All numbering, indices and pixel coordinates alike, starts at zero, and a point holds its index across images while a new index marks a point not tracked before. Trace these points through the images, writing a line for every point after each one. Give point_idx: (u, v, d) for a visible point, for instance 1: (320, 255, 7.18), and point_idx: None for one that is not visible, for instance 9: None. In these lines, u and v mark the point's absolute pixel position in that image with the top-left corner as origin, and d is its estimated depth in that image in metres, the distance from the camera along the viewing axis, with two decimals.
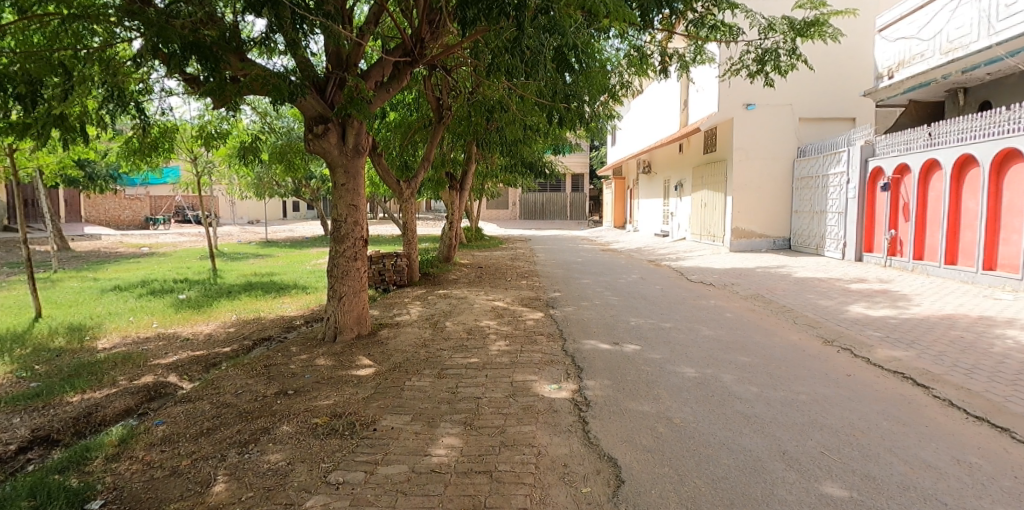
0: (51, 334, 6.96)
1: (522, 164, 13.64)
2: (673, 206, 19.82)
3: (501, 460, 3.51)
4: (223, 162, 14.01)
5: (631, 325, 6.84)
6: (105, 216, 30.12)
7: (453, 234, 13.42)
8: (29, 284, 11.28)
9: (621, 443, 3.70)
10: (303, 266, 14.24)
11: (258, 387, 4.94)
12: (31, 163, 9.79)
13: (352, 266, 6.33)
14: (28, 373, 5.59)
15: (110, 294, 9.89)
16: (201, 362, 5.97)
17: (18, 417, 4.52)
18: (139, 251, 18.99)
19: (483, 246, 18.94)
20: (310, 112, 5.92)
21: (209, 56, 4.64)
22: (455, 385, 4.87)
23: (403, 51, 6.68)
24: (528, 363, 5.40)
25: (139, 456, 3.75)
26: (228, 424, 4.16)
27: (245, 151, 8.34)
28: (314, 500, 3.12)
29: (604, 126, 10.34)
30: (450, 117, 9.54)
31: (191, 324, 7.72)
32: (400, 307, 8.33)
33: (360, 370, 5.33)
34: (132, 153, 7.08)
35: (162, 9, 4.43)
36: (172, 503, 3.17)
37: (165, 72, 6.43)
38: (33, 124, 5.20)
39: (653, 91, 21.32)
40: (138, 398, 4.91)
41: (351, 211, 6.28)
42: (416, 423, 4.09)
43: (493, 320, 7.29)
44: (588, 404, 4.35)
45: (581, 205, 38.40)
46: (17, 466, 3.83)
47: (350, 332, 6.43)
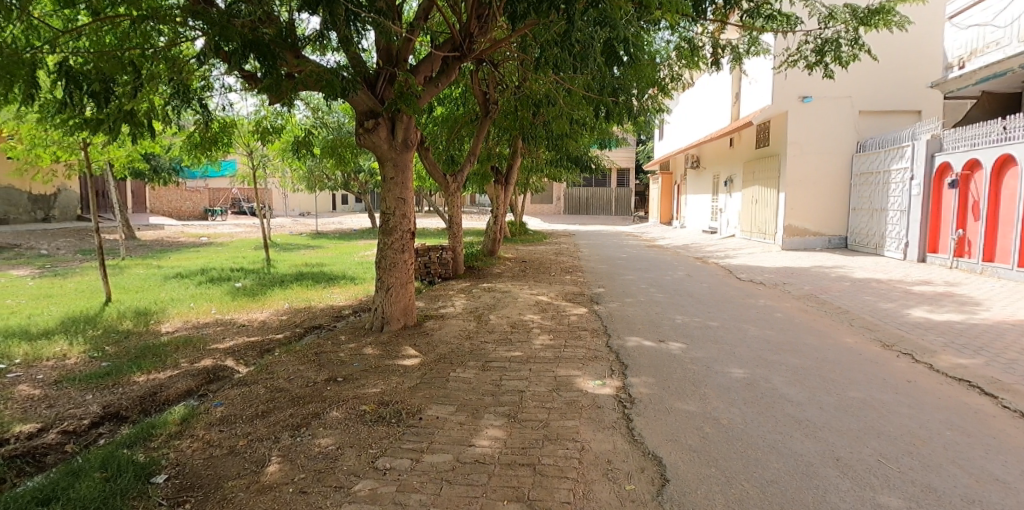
0: (119, 318, 7.37)
1: (568, 157, 13.55)
2: (722, 202, 19.26)
3: (545, 454, 3.52)
4: (276, 155, 14.48)
5: (677, 323, 6.73)
6: (168, 207, 31.71)
7: (498, 228, 13.50)
8: (101, 270, 12.01)
9: (666, 442, 3.66)
10: (352, 258, 14.60)
11: (310, 373, 5.11)
12: (102, 156, 10.32)
13: (399, 258, 6.44)
14: (100, 353, 5.94)
15: (173, 281, 10.41)
16: (255, 347, 6.22)
17: (91, 394, 4.82)
18: (199, 241, 19.93)
19: (527, 240, 18.97)
20: (362, 107, 6.06)
21: (266, 53, 4.78)
22: (499, 378, 4.91)
23: (452, 45, 6.79)
24: (572, 358, 5.40)
25: (199, 435, 3.94)
26: (282, 408, 4.32)
27: (298, 146, 8.58)
28: (363, 484, 3.22)
29: (652, 118, 10.09)
30: (496, 111, 9.52)
31: (246, 312, 8.04)
32: (445, 299, 8.46)
33: (405, 360, 5.45)
34: (193, 147, 7.39)
35: (224, 10, 4.64)
36: (230, 481, 3.31)
37: (225, 70, 6.69)
38: (107, 120, 5.51)
39: (704, 84, 20.79)
40: (198, 380, 5.14)
41: (399, 204, 6.41)
42: (460, 413, 4.15)
43: (537, 315, 7.31)
44: (632, 401, 4.32)
45: (626, 200, 37.88)
46: (90, 439, 4.07)
47: (397, 323, 6.57)
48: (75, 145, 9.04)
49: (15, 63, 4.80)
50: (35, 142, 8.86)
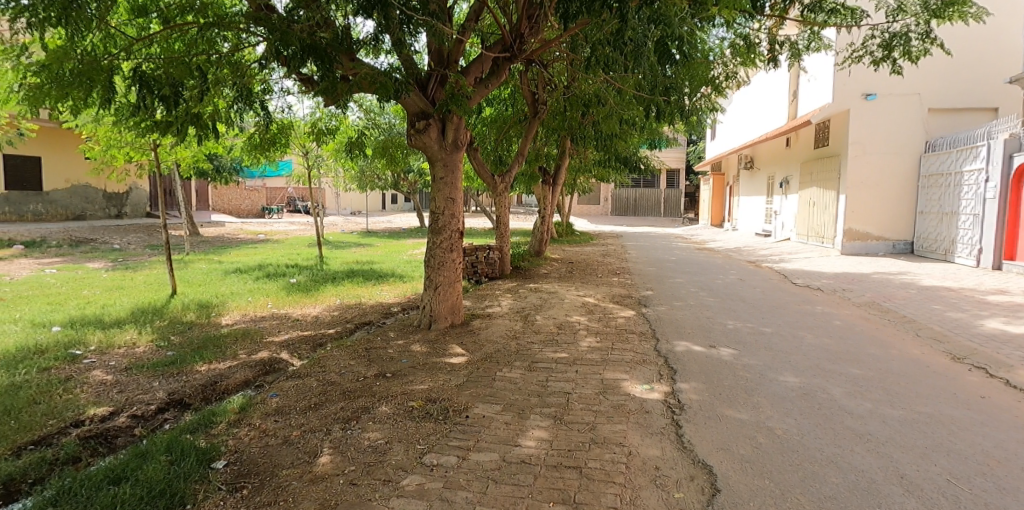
0: (183, 310, 7.73)
1: (617, 157, 13.39)
2: (777, 204, 18.63)
3: (591, 457, 3.49)
4: (330, 156, 14.88)
5: (728, 328, 6.56)
6: (228, 205, 33.04)
7: (545, 228, 13.49)
8: (168, 265, 12.65)
9: (717, 451, 3.57)
10: (401, 256, 14.89)
11: (359, 368, 5.24)
12: (170, 156, 10.86)
13: (448, 257, 6.52)
14: (166, 342, 6.26)
15: (232, 276, 10.84)
16: (308, 341, 6.41)
17: (157, 381, 5.07)
18: (257, 238, 20.70)
19: (574, 241, 18.87)
20: (413, 108, 6.17)
21: (323, 56, 4.94)
22: (545, 379, 4.89)
23: (502, 46, 6.81)
24: (619, 361, 5.33)
25: (256, 424, 4.09)
26: (333, 401, 4.44)
27: (351, 147, 8.80)
28: (410, 479, 3.27)
29: (704, 118, 9.87)
30: (544, 112, 9.50)
31: (300, 306, 8.31)
32: (492, 299, 8.51)
33: (452, 358, 5.50)
34: (253, 148, 7.69)
35: (284, 16, 4.82)
36: (284, 469, 3.43)
37: (283, 74, 6.93)
38: (176, 122, 5.79)
39: (760, 82, 20.16)
40: (255, 371, 5.34)
41: (448, 203, 6.49)
42: (507, 413, 4.16)
43: (583, 316, 7.26)
44: (681, 407, 4.23)
45: (676, 201, 37.18)
46: (156, 424, 4.29)
47: (444, 321, 6.64)
48: (146, 146, 9.55)
49: (96, 70, 5.14)
50: (110, 143, 9.41)
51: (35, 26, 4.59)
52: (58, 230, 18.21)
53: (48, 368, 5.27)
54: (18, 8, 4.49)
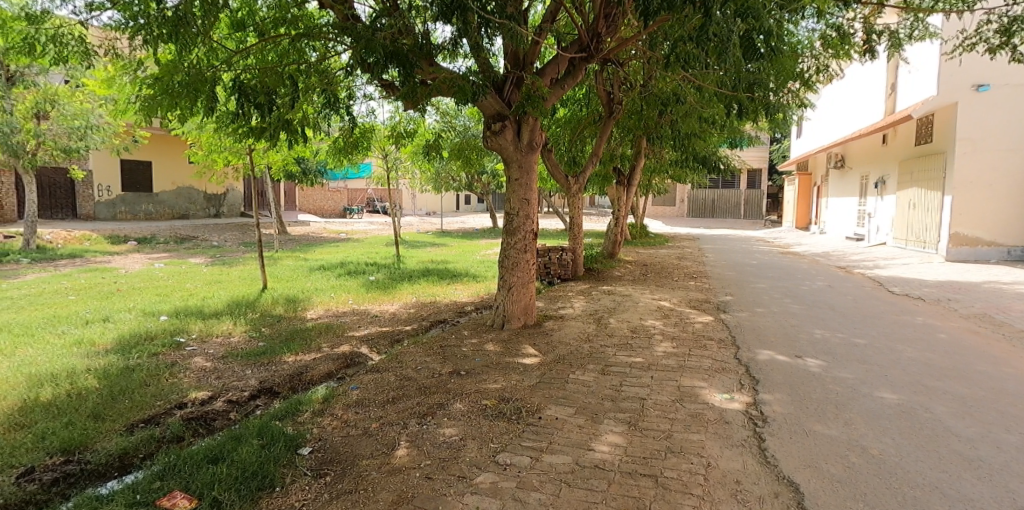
0: (273, 303, 8.22)
1: (695, 158, 12.99)
2: (871, 206, 17.46)
3: (668, 466, 3.41)
4: (408, 158, 15.33)
5: (816, 337, 6.21)
6: (313, 206, 34.73)
7: (619, 230, 13.30)
8: (259, 261, 13.48)
9: (805, 468, 3.39)
10: (474, 256, 15.12)
11: (435, 365, 5.36)
12: (263, 160, 11.54)
13: (521, 257, 6.56)
14: (257, 333, 6.67)
15: (317, 273, 11.40)
16: (386, 337, 6.63)
17: (250, 369, 5.40)
18: (339, 237, 21.66)
19: (648, 243, 18.49)
20: (489, 111, 6.26)
21: (405, 61, 5.11)
22: (619, 383, 4.82)
23: (579, 46, 6.78)
24: (697, 368, 5.17)
25: (338, 415, 4.27)
26: (410, 396, 4.56)
27: (428, 149, 9.02)
28: (484, 477, 3.31)
29: (791, 114, 9.37)
30: (620, 111, 9.32)
31: (379, 303, 8.62)
32: (565, 301, 8.48)
33: (525, 358, 5.52)
34: (337, 151, 8.05)
35: (369, 25, 5.00)
36: (364, 460, 3.55)
37: (366, 80, 7.20)
38: (269, 128, 6.18)
39: (854, 75, 18.93)
40: (338, 364, 5.59)
41: (523, 205, 6.52)
42: (580, 416, 4.13)
43: (659, 320, 7.09)
44: (765, 419, 4.04)
45: (758, 202, 35.62)
46: (249, 409, 4.57)
47: (517, 321, 6.68)
48: (242, 151, 10.20)
49: (201, 81, 5.57)
50: (211, 148, 10.14)
51: (150, 45, 5.03)
52: (165, 227, 19.83)
53: (156, 354, 5.75)
54: (136, 28, 4.93)
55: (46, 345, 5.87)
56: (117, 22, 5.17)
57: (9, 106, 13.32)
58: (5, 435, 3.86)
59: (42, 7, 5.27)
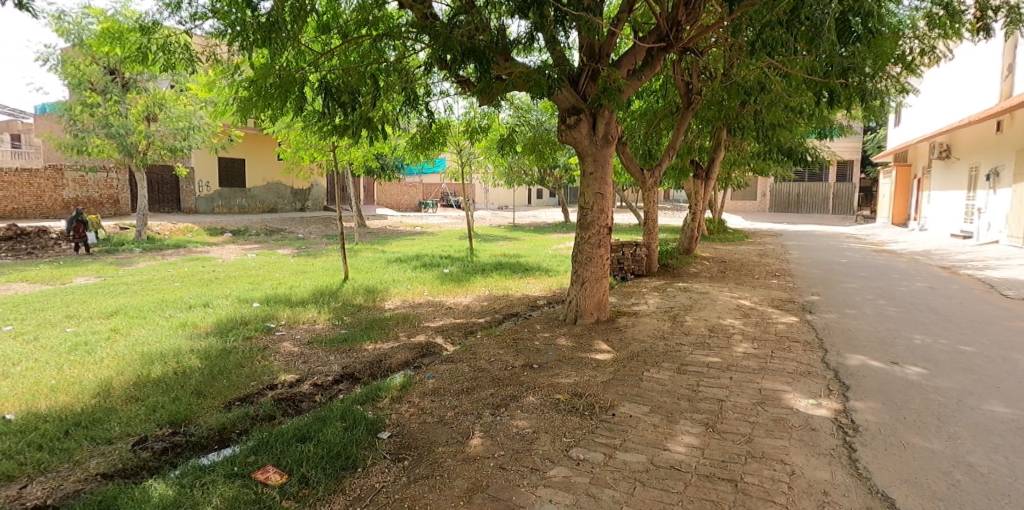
0: (354, 293, 8.58)
1: (779, 149, 12.38)
2: (981, 200, 15.99)
3: (747, 471, 3.29)
4: (481, 154, 15.53)
5: (915, 343, 5.77)
6: (390, 200, 35.86)
7: (696, 225, 12.91)
8: (341, 253, 14.09)
9: (901, 483, 3.17)
10: (546, 250, 15.14)
11: (508, 357, 5.41)
12: (345, 156, 12.05)
13: (595, 252, 6.50)
14: (339, 321, 6.99)
15: (394, 265, 11.78)
16: (460, 328, 6.77)
17: (333, 355, 5.67)
18: (414, 230, 22.24)
19: (726, 239, 17.83)
20: (565, 104, 6.23)
21: (481, 57, 5.17)
22: (696, 383, 4.69)
23: (657, 36, 6.60)
24: (780, 371, 4.94)
25: (415, 402, 4.41)
26: (483, 387, 4.64)
27: (502, 143, 9.08)
28: (556, 471, 3.32)
29: (890, 101, 8.71)
30: (699, 102, 9.00)
31: (453, 295, 8.80)
32: (639, 297, 8.33)
33: (598, 354, 5.47)
34: (415, 147, 8.27)
35: (448, 23, 5.09)
36: (440, 447, 3.65)
37: (443, 76, 7.34)
38: (352, 125, 6.46)
39: (965, 57, 17.34)
40: (414, 353, 5.76)
41: (598, 199, 6.45)
42: (655, 415, 4.06)
43: (738, 319, 6.83)
44: (855, 428, 3.82)
45: (848, 197, 33.47)
46: (332, 393, 4.80)
47: (590, 317, 6.63)
48: (326, 147, 10.70)
49: (291, 82, 5.87)
50: (299, 146, 10.69)
51: (246, 50, 5.35)
52: (256, 220, 21.11)
53: (250, 337, 6.15)
54: (233, 36, 5.25)
55: (155, 326, 6.42)
56: (217, 30, 5.51)
57: (125, 110, 14.58)
58: (123, 406, 4.25)
59: (152, 19, 5.68)
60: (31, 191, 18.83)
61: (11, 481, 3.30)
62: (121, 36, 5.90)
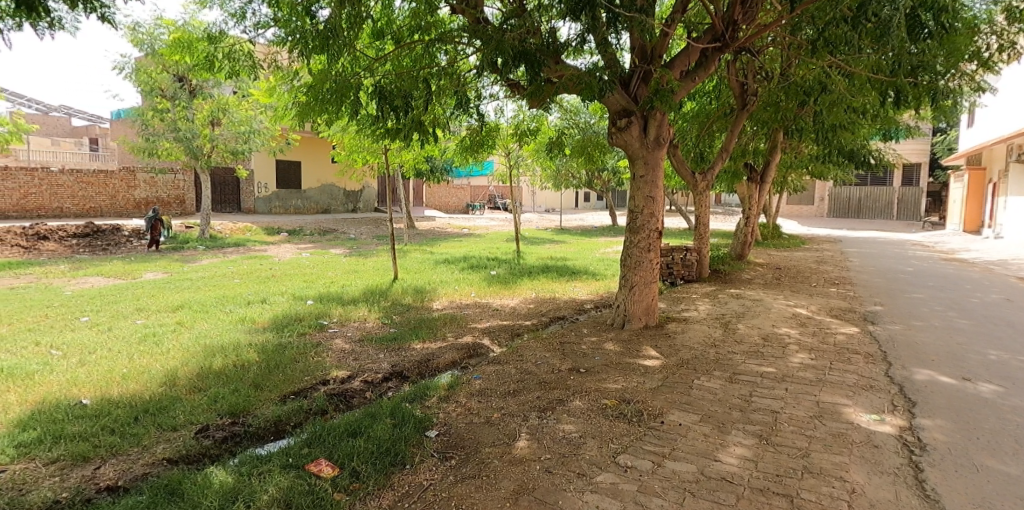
0: (403, 293, 8.73)
1: (839, 152, 11.89)
2: None
3: (804, 487, 3.17)
4: (530, 156, 15.56)
5: (989, 359, 5.43)
6: (438, 202, 36.32)
7: (749, 230, 12.55)
8: (391, 253, 14.36)
9: (973, 507, 2.99)
10: (593, 254, 15.03)
11: (555, 360, 5.39)
12: (396, 159, 12.27)
13: (645, 256, 6.40)
14: (389, 320, 7.13)
15: (442, 266, 11.93)
16: (507, 330, 6.79)
17: (383, 354, 5.78)
18: (462, 232, 22.45)
19: (781, 245, 17.25)
20: (615, 107, 6.16)
21: (532, 61, 5.16)
22: (749, 393, 4.55)
23: (712, 35, 6.46)
24: (839, 384, 4.74)
25: (462, 402, 4.44)
26: (530, 389, 4.63)
27: (551, 146, 9.06)
28: (604, 477, 3.28)
29: (964, 100, 8.23)
30: (754, 103, 8.76)
31: (500, 297, 8.84)
32: (689, 303, 8.16)
33: (647, 360, 5.39)
34: (464, 150, 8.36)
35: (498, 28, 5.12)
36: (486, 448, 3.66)
37: (493, 79, 7.38)
38: (404, 128, 6.50)
39: None
40: (461, 353, 5.81)
41: (648, 202, 6.35)
42: (705, 424, 3.96)
43: (794, 329, 6.59)
44: (922, 447, 3.62)
45: (915, 202, 31.83)
46: (382, 390, 4.89)
47: (638, 322, 6.53)
48: (378, 150, 10.93)
49: (346, 88, 6.02)
50: (352, 148, 10.97)
51: (304, 57, 5.53)
52: (311, 220, 21.74)
53: (304, 333, 6.35)
54: (294, 44, 5.44)
55: (217, 321, 6.71)
56: (279, 38, 5.72)
57: (191, 115, 15.31)
58: (187, 396, 4.44)
59: (218, 29, 5.94)
60: (107, 191, 20.01)
61: (86, 462, 3.50)
62: (190, 45, 6.19)
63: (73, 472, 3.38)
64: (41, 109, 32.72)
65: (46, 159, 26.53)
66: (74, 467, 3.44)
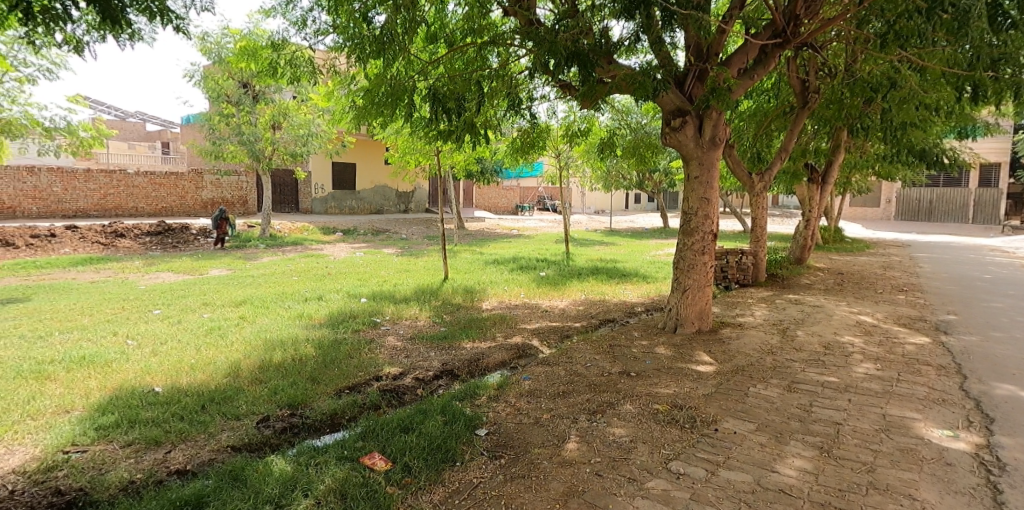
0: (453, 293, 8.83)
1: (909, 151, 11.28)
2: None
3: (869, 503, 3.02)
4: (580, 157, 15.47)
5: None
6: (488, 203, 36.55)
7: (809, 233, 12.09)
8: (441, 253, 14.55)
9: None
10: (645, 256, 14.79)
11: (605, 363, 5.33)
12: (448, 160, 12.43)
13: (699, 259, 6.25)
14: (439, 319, 7.22)
15: (492, 266, 12.00)
16: (556, 331, 6.77)
17: (434, 352, 5.85)
18: (512, 233, 22.49)
19: (844, 249, 16.51)
20: (669, 106, 6.03)
21: (585, 61, 5.11)
22: (809, 403, 4.38)
23: (772, 31, 6.26)
24: (908, 396, 4.50)
25: (511, 402, 4.45)
26: (580, 392, 4.60)
27: (602, 147, 8.96)
28: (655, 483, 3.22)
29: None
30: (816, 101, 8.42)
31: (549, 298, 8.82)
32: (744, 307, 7.92)
33: (700, 365, 5.26)
34: (515, 151, 8.38)
35: (551, 28, 5.11)
36: (536, 448, 3.65)
37: (545, 80, 7.36)
38: (456, 131, 6.56)
39: None
40: (511, 353, 5.83)
41: (702, 204, 6.19)
42: (762, 434, 3.83)
43: (858, 337, 6.30)
44: (1000, 467, 3.40)
45: (993, 204, 29.86)
46: (432, 388, 4.96)
47: (691, 327, 6.39)
48: (430, 151, 11.10)
49: (401, 91, 6.12)
50: (406, 150, 11.18)
51: (362, 62, 5.67)
52: (365, 221, 22.26)
53: (358, 330, 6.51)
54: (352, 49, 5.58)
55: (276, 316, 6.97)
56: (338, 45, 5.89)
57: (254, 119, 15.96)
58: (249, 387, 4.63)
59: (281, 36, 6.17)
60: (176, 191, 21.09)
61: (158, 446, 3.69)
62: (255, 53, 6.45)
63: (147, 455, 3.57)
64: (119, 114, 34.81)
65: (123, 162, 28.21)
66: (147, 450, 3.63)
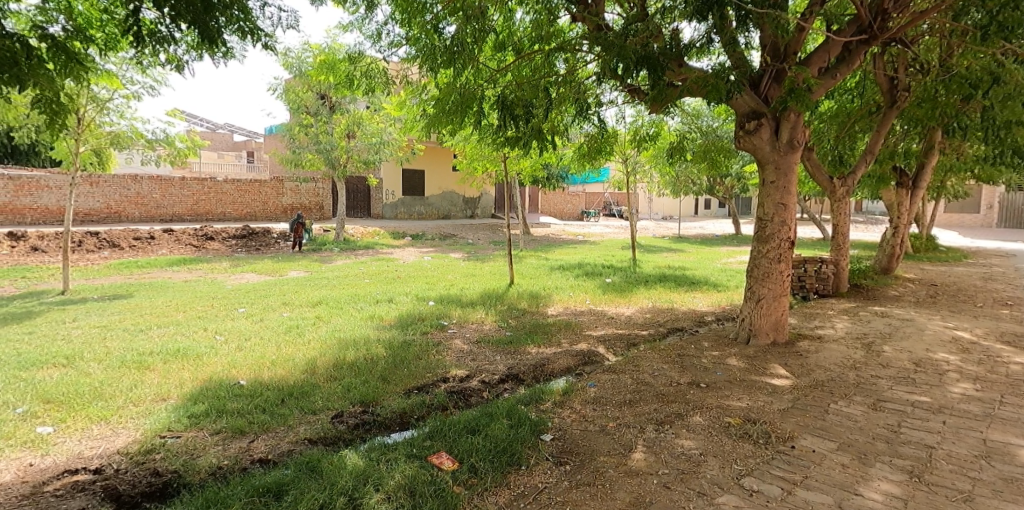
0: (518, 298, 8.87)
1: (1013, 153, 10.38)
2: None
3: None
4: (649, 162, 15.22)
5: None
6: (553, 209, 36.51)
7: (897, 241, 11.33)
8: (507, 259, 14.65)
9: None
10: (715, 264, 14.34)
11: (673, 373, 5.20)
12: (514, 166, 12.53)
13: (774, 267, 5.99)
14: (505, 323, 7.28)
15: (557, 272, 11.98)
16: (623, 339, 6.67)
17: (499, 356, 5.89)
18: (577, 239, 22.35)
19: (937, 259, 15.35)
20: (744, 109, 5.83)
21: (655, 65, 5.02)
22: (896, 423, 4.10)
23: (857, 27, 5.94)
24: (1012, 420, 4.13)
25: (576, 409, 4.41)
26: (647, 401, 4.50)
27: (672, 151, 8.76)
28: (726, 499, 3.11)
29: None
30: (906, 100, 7.89)
31: (615, 305, 8.70)
32: (824, 319, 7.52)
33: (775, 379, 5.04)
34: (582, 157, 8.33)
35: (620, 32, 5.07)
36: (602, 456, 3.61)
37: (613, 85, 7.28)
38: (523, 137, 6.59)
39: None
40: (576, 360, 5.78)
41: (779, 209, 5.94)
42: (844, 454, 3.62)
43: (953, 354, 5.83)
44: None
45: None
46: (498, 391, 4.99)
47: (765, 338, 6.12)
48: (497, 157, 11.22)
49: (470, 99, 6.23)
50: (473, 157, 11.35)
51: (433, 71, 5.82)
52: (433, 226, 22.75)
53: (425, 332, 6.65)
54: (423, 59, 5.75)
55: (349, 317, 7.24)
56: (411, 56, 6.09)
57: (331, 128, 16.68)
58: (324, 383, 4.82)
59: (358, 49, 6.46)
60: (259, 198, 22.32)
61: (242, 435, 3.91)
62: (333, 66, 6.77)
63: (232, 443, 3.79)
64: (210, 127, 37.28)
65: (213, 170, 30.14)
66: (233, 438, 3.85)
